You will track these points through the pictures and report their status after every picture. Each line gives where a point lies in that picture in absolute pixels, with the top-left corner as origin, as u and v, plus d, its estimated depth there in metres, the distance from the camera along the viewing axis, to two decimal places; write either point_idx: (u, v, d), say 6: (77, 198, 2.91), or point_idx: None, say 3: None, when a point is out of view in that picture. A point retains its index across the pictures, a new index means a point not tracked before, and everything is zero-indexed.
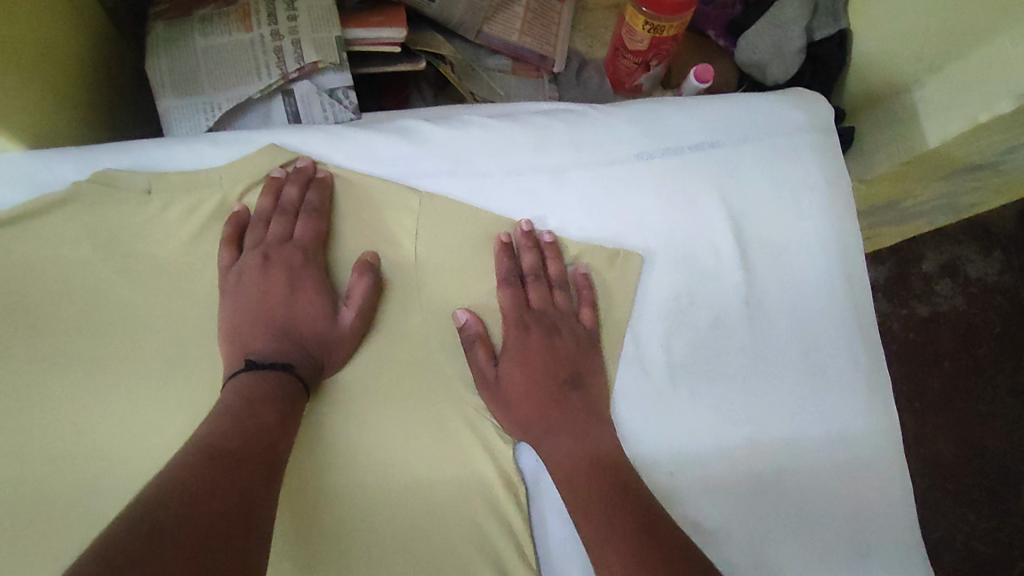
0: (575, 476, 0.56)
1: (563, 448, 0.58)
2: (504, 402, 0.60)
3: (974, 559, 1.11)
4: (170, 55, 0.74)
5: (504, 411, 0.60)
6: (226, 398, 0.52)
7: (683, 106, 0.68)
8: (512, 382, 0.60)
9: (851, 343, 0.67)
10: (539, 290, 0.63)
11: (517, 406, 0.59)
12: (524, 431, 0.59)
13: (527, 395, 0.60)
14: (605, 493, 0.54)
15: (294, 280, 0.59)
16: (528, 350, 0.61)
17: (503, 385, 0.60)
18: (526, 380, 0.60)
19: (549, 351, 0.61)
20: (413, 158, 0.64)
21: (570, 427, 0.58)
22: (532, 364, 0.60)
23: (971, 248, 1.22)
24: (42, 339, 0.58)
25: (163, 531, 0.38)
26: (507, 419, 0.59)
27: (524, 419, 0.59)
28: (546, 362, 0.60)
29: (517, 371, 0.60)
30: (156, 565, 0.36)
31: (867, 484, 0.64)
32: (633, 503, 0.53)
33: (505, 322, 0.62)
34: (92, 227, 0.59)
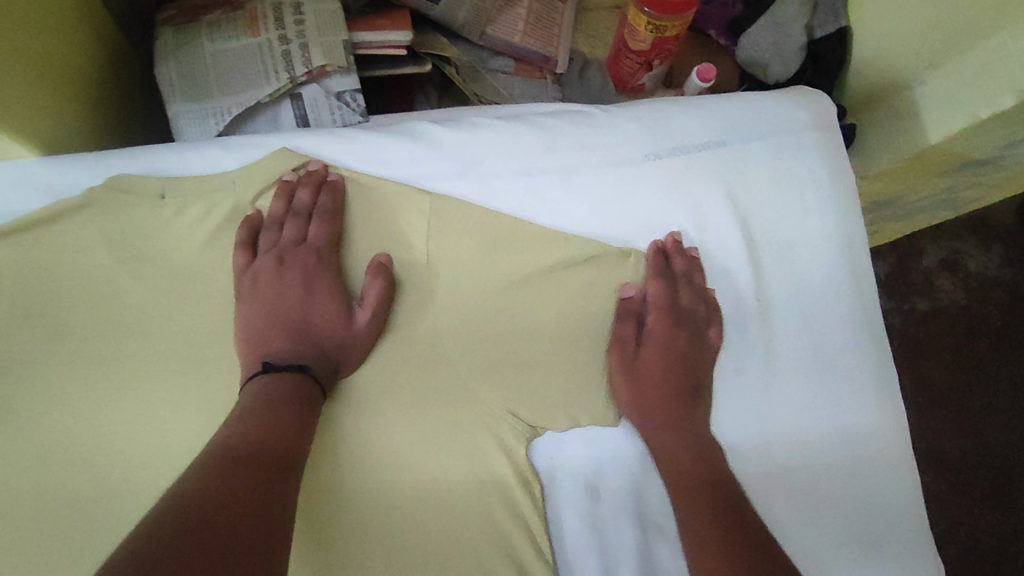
0: (679, 469, 0.59)
1: (671, 442, 0.61)
2: (634, 377, 0.62)
3: (979, 552, 1.12)
4: (179, 60, 0.74)
5: (631, 384, 0.62)
6: (244, 399, 0.52)
7: (690, 106, 0.69)
8: (645, 365, 0.63)
9: (858, 339, 0.68)
10: (692, 294, 0.65)
11: (649, 388, 0.62)
12: (640, 407, 0.62)
13: (658, 381, 0.62)
14: (707, 488, 0.57)
15: (308, 283, 0.59)
16: (671, 344, 0.63)
17: (638, 364, 0.63)
18: (659, 370, 0.62)
19: (689, 352, 0.63)
20: (424, 161, 0.65)
21: (685, 428, 0.61)
22: (669, 356, 0.63)
23: (969, 244, 1.23)
24: (58, 344, 0.59)
25: (186, 533, 0.38)
26: (633, 393, 0.62)
27: (644, 399, 0.62)
28: (681, 359, 0.63)
29: (657, 358, 0.63)
30: (179, 565, 0.36)
31: (876, 477, 0.65)
32: (726, 502, 0.56)
33: (656, 312, 0.64)
34: (106, 232, 0.60)
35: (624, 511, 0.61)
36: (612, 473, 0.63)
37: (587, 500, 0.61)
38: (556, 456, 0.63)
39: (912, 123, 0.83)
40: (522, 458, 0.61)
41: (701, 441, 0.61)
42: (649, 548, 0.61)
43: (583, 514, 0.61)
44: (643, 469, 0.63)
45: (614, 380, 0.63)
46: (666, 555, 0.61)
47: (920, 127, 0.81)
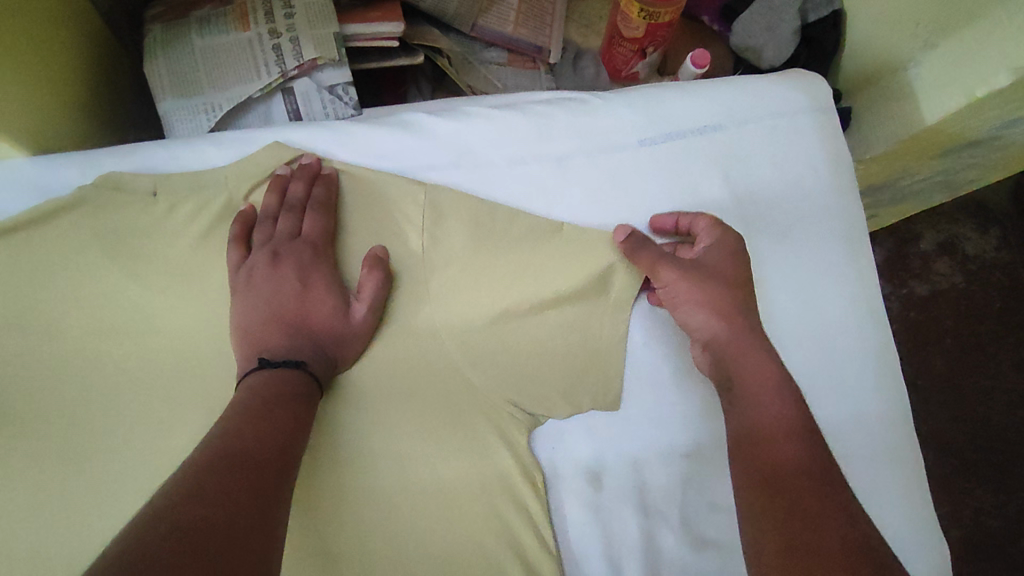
0: (762, 434, 0.53)
1: (756, 408, 0.55)
2: (703, 278, 0.60)
3: (982, 534, 1.12)
4: (168, 57, 0.74)
5: (703, 285, 0.60)
6: (240, 394, 0.52)
7: (684, 91, 0.69)
8: (710, 267, 0.61)
9: (858, 322, 0.67)
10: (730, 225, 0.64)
11: (720, 288, 0.60)
12: (715, 305, 0.59)
13: (725, 281, 0.60)
14: (791, 457, 0.50)
15: (304, 276, 0.59)
16: (728, 251, 0.61)
17: (701, 268, 0.61)
18: (723, 271, 0.61)
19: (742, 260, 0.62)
20: (418, 151, 0.64)
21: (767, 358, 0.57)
22: (728, 261, 0.61)
23: (967, 226, 1.22)
24: (52, 346, 0.58)
25: (180, 531, 0.38)
26: (706, 292, 0.60)
27: (719, 300, 0.59)
28: (742, 263, 0.62)
29: (721, 259, 0.61)
30: (173, 567, 0.36)
31: (880, 460, 0.65)
32: (813, 475, 0.49)
33: (707, 232, 0.62)
34: (98, 231, 0.59)
35: (627, 501, 0.61)
36: (614, 463, 0.62)
37: (590, 490, 0.61)
38: (557, 447, 0.62)
39: (907, 104, 0.82)
40: (524, 448, 0.60)
41: (786, 399, 0.54)
42: (652, 535, 0.61)
43: (587, 503, 0.61)
44: (647, 457, 0.62)
45: (680, 285, 0.60)
46: (669, 541, 0.61)
47: (916, 108, 0.81)
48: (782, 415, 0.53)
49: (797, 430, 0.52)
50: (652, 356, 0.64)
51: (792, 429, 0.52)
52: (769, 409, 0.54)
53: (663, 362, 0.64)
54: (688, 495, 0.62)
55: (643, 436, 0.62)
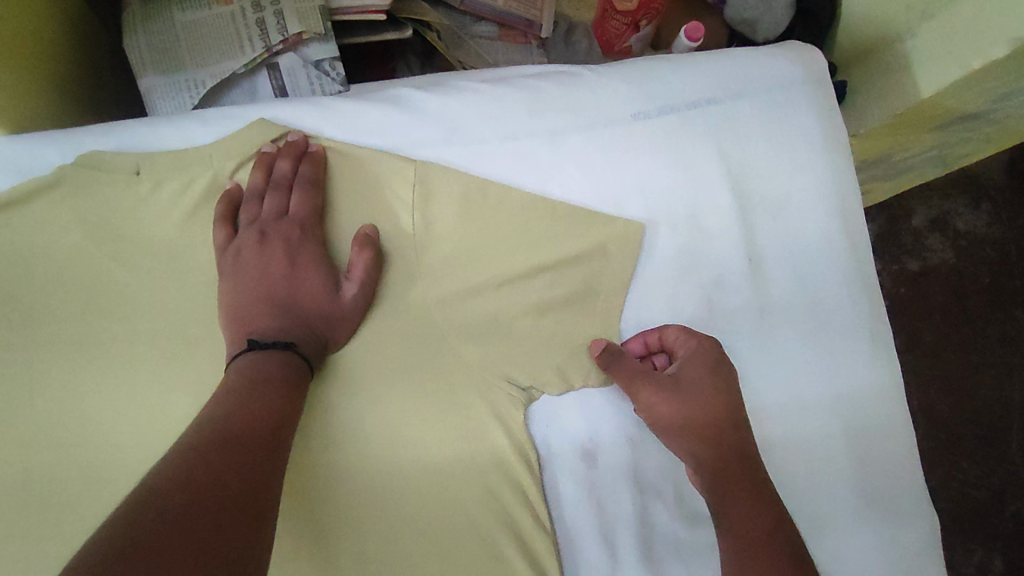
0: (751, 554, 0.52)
1: (747, 519, 0.54)
2: (684, 400, 0.58)
3: (968, 504, 1.15)
4: (148, 32, 0.71)
5: (680, 407, 0.58)
6: (228, 376, 0.51)
7: (678, 63, 0.67)
8: (691, 386, 0.58)
9: (853, 297, 0.67)
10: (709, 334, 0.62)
11: (700, 407, 0.58)
12: (698, 431, 0.57)
13: (710, 399, 0.58)
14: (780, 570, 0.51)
15: (292, 257, 0.58)
16: (706, 362, 0.59)
17: (678, 390, 0.58)
18: (704, 388, 0.58)
19: (726, 372, 0.59)
20: (406, 127, 0.63)
21: (748, 488, 0.56)
22: (708, 376, 0.59)
23: (959, 202, 1.22)
24: (38, 329, 0.57)
25: (168, 519, 0.37)
26: (687, 415, 0.58)
27: (702, 425, 0.57)
28: (722, 375, 0.59)
29: (697, 373, 0.59)
30: (166, 552, 0.36)
31: (874, 433, 0.65)
32: None
33: (687, 340, 0.60)
34: (80, 211, 0.58)
35: (622, 479, 0.61)
36: (610, 442, 0.62)
37: (585, 467, 0.61)
38: (550, 426, 0.61)
39: (903, 77, 0.81)
40: (519, 427, 0.60)
41: (771, 516, 0.54)
42: (646, 512, 0.61)
43: (582, 483, 0.61)
44: (641, 432, 0.62)
45: (659, 406, 0.58)
46: (664, 517, 0.61)
47: (912, 81, 0.80)
48: (767, 539, 0.53)
49: (789, 550, 0.52)
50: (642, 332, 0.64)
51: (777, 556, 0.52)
52: (753, 528, 0.54)
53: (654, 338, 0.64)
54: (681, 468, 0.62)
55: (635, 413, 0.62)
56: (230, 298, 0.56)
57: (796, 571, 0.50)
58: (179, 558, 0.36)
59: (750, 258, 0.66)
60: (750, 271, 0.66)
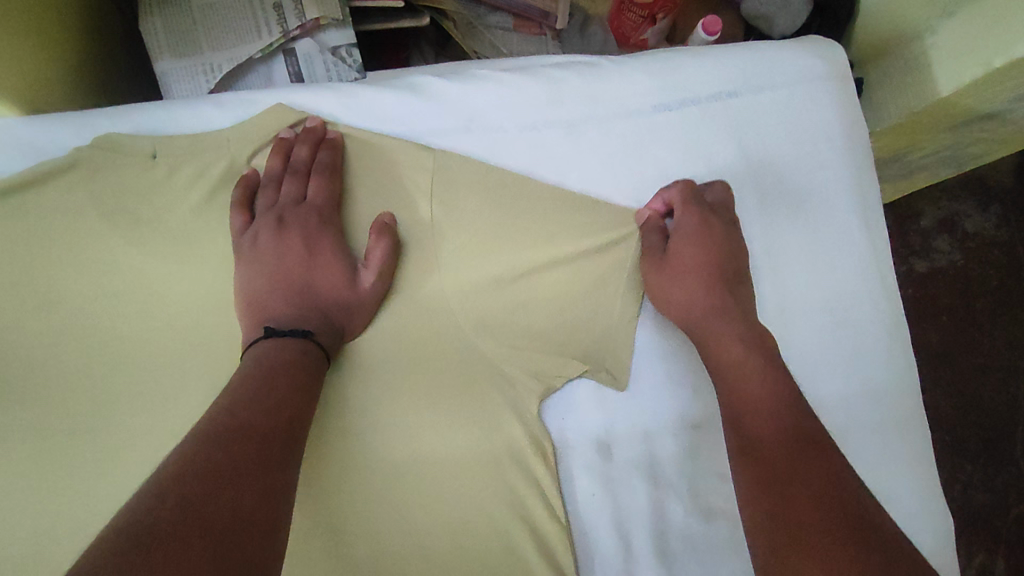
0: (757, 452, 0.51)
1: (740, 382, 0.55)
2: (675, 270, 0.61)
3: (972, 506, 1.14)
4: (164, 15, 0.70)
5: (674, 275, 0.60)
6: (246, 363, 0.51)
7: (699, 55, 0.67)
8: (684, 250, 0.61)
9: (871, 295, 0.66)
10: (720, 190, 0.63)
11: (692, 273, 0.60)
12: (691, 299, 0.60)
13: (704, 260, 0.61)
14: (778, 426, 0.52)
15: (310, 244, 0.57)
16: (701, 227, 0.61)
17: (675, 259, 0.61)
18: (698, 254, 0.61)
19: (725, 234, 0.61)
20: (425, 114, 0.62)
21: (748, 343, 0.57)
22: (706, 241, 0.61)
23: (967, 203, 1.21)
24: (51, 313, 0.56)
25: (186, 508, 0.38)
26: (695, 291, 0.60)
27: (696, 293, 0.60)
28: (713, 238, 0.61)
29: (689, 239, 0.61)
30: (182, 543, 0.36)
31: (888, 432, 0.65)
32: (797, 448, 0.50)
33: (684, 201, 0.62)
34: (96, 194, 0.57)
35: (637, 473, 0.61)
36: (625, 434, 0.61)
37: (600, 460, 0.61)
38: (566, 416, 0.61)
39: (922, 75, 0.81)
40: (534, 418, 0.60)
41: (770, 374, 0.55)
42: (660, 506, 0.60)
43: (596, 475, 0.61)
44: (654, 427, 0.61)
45: (656, 272, 0.61)
46: (678, 513, 0.61)
47: (930, 80, 0.79)
48: (766, 390, 0.54)
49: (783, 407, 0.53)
50: (660, 326, 0.63)
51: (774, 407, 0.53)
52: (750, 387, 0.55)
53: (670, 333, 0.63)
54: (696, 467, 0.61)
55: (646, 408, 0.62)
56: (248, 282, 0.56)
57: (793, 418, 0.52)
58: (194, 549, 0.36)
59: (767, 253, 0.65)
60: (768, 267, 0.65)
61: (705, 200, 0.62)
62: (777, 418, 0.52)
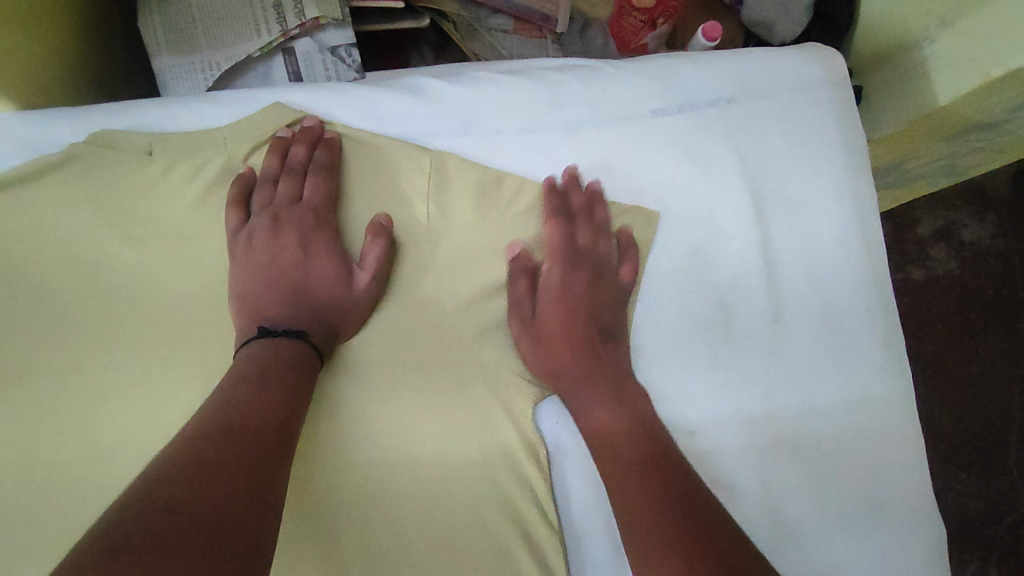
0: (621, 475, 0.53)
1: (603, 417, 0.57)
2: (562, 294, 0.61)
3: (965, 515, 1.14)
4: (164, 12, 0.70)
5: (556, 300, 0.61)
6: (239, 363, 0.51)
7: (698, 61, 0.67)
8: (564, 275, 0.61)
9: (867, 303, 0.66)
10: (590, 231, 0.63)
11: (566, 300, 0.61)
12: (551, 326, 0.60)
13: (566, 292, 0.61)
14: (630, 459, 0.54)
15: (305, 243, 0.57)
16: (597, 256, 0.62)
17: (548, 285, 0.61)
18: (569, 280, 0.61)
19: (578, 268, 0.62)
20: (423, 116, 0.62)
21: (607, 378, 0.59)
22: (575, 270, 0.62)
23: (965, 212, 1.21)
24: (44, 309, 0.56)
25: (177, 508, 0.38)
26: (553, 320, 0.60)
27: (552, 324, 0.60)
28: (587, 270, 0.62)
29: (577, 267, 0.62)
30: (175, 544, 0.36)
31: (882, 440, 0.65)
32: (656, 476, 0.52)
33: (551, 259, 0.62)
34: (91, 191, 0.57)
35: None
36: None
37: (594, 466, 0.60)
38: (561, 421, 0.61)
39: (921, 84, 0.81)
40: (528, 421, 0.60)
41: (637, 408, 0.57)
42: None
43: (589, 480, 0.60)
44: None
45: (551, 293, 0.61)
46: None
47: (929, 88, 0.80)
48: (628, 425, 0.56)
49: (648, 440, 0.55)
50: (656, 331, 0.63)
51: (631, 439, 0.55)
52: (604, 423, 0.57)
53: (665, 339, 0.63)
54: None
55: None
56: (242, 280, 0.56)
57: (656, 456, 0.54)
58: (187, 549, 0.36)
59: (766, 258, 0.65)
60: (766, 272, 0.65)
61: (594, 218, 0.63)
62: (642, 449, 0.54)
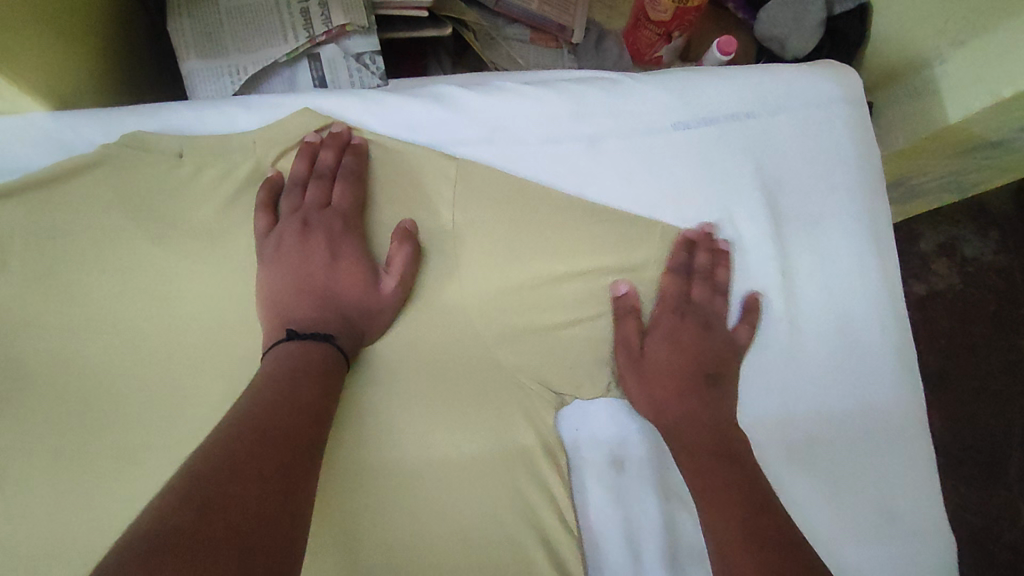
0: (710, 486, 0.56)
1: (693, 427, 0.60)
2: (670, 340, 0.62)
3: (966, 528, 1.15)
4: (192, 15, 0.71)
5: (665, 344, 0.62)
6: (268, 365, 0.52)
7: (718, 76, 0.68)
8: (679, 326, 0.63)
9: (881, 316, 0.67)
10: (707, 289, 0.64)
11: (676, 347, 0.62)
12: (664, 368, 0.61)
13: (688, 345, 0.62)
14: (721, 471, 0.57)
15: (334, 247, 0.58)
16: (706, 314, 0.63)
17: (670, 329, 0.63)
18: (686, 331, 0.63)
19: (703, 329, 0.63)
20: (449, 125, 0.63)
21: (709, 403, 0.61)
22: (686, 323, 0.63)
23: (968, 228, 1.23)
24: (71, 308, 0.57)
25: (211, 507, 0.38)
26: (672, 362, 0.62)
27: (671, 367, 0.61)
28: (702, 320, 0.63)
29: (690, 320, 0.63)
30: (208, 540, 0.37)
31: (894, 451, 0.65)
32: (748, 495, 0.55)
33: (664, 306, 0.63)
34: (121, 192, 0.58)
35: (648, 485, 0.62)
36: (635, 446, 0.63)
37: (612, 472, 0.62)
38: (581, 426, 0.63)
39: (932, 102, 0.82)
40: (547, 427, 0.61)
41: (723, 425, 0.60)
42: (672, 520, 0.61)
43: (608, 486, 0.61)
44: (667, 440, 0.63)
45: (658, 334, 0.63)
46: (689, 527, 0.61)
47: (939, 106, 0.81)
48: (714, 440, 0.59)
49: (734, 457, 0.58)
50: None
51: (720, 451, 0.58)
52: (699, 433, 0.59)
53: None
54: None
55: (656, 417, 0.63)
56: (272, 284, 0.57)
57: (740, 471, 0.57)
58: (220, 548, 0.37)
59: (785, 271, 0.66)
60: (783, 285, 0.66)
61: (715, 283, 0.64)
62: (727, 459, 0.58)
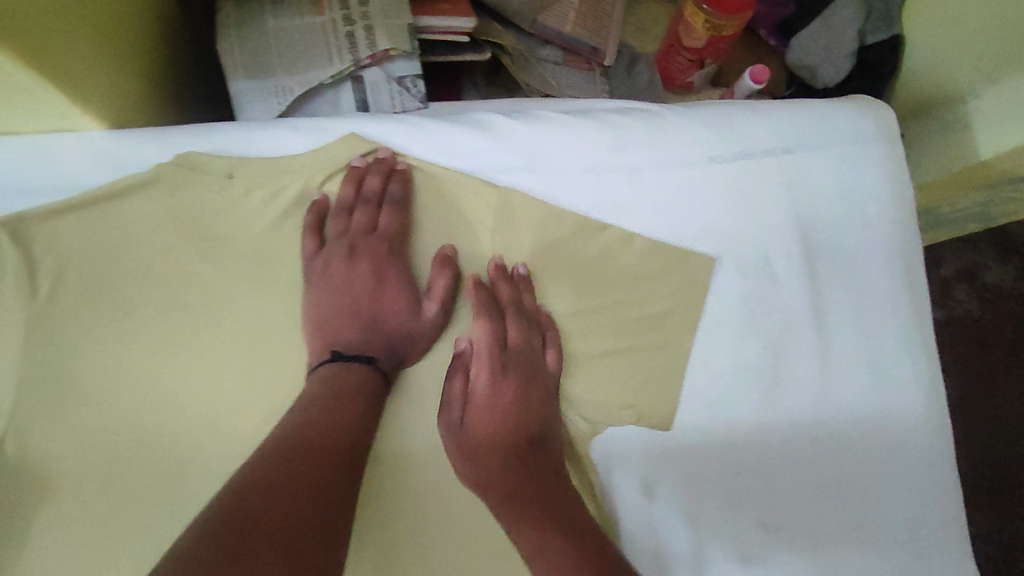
0: (525, 521, 0.56)
1: (520, 455, 0.59)
2: (486, 354, 0.61)
3: (980, 557, 1.15)
4: (242, 36, 0.73)
5: (484, 358, 0.61)
6: (313, 384, 0.56)
7: (755, 111, 0.69)
8: (494, 347, 0.61)
9: (910, 352, 0.68)
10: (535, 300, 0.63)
11: (485, 369, 0.61)
12: (494, 389, 0.60)
13: (512, 366, 0.61)
14: (523, 499, 0.57)
15: (380, 271, 0.61)
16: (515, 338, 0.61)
17: (492, 349, 0.61)
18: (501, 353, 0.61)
19: (522, 357, 0.61)
20: (491, 152, 0.64)
21: (528, 429, 0.60)
22: (507, 347, 0.61)
23: (989, 256, 1.23)
24: (123, 322, 0.58)
25: (249, 520, 0.43)
26: (493, 382, 0.60)
27: (495, 386, 0.60)
28: (498, 342, 0.61)
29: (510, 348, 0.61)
30: (247, 549, 0.42)
31: (921, 485, 0.66)
32: (552, 516, 0.56)
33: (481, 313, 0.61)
34: (174, 210, 0.59)
35: (679, 515, 0.62)
36: (668, 475, 0.63)
37: (645, 499, 0.62)
38: (613, 451, 0.64)
39: (964, 137, 0.83)
40: None
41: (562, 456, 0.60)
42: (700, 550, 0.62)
43: (639, 513, 0.62)
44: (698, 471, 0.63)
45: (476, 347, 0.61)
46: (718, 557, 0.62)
47: (971, 141, 0.82)
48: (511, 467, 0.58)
49: (526, 483, 0.58)
50: (712, 366, 0.65)
51: (509, 472, 0.58)
52: (526, 461, 0.58)
53: (717, 377, 0.65)
54: (735, 508, 0.63)
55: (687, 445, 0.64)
56: (319, 304, 0.60)
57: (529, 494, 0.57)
58: (256, 556, 0.42)
59: (816, 305, 0.67)
60: (815, 319, 0.67)
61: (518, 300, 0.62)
62: (533, 483, 0.58)
